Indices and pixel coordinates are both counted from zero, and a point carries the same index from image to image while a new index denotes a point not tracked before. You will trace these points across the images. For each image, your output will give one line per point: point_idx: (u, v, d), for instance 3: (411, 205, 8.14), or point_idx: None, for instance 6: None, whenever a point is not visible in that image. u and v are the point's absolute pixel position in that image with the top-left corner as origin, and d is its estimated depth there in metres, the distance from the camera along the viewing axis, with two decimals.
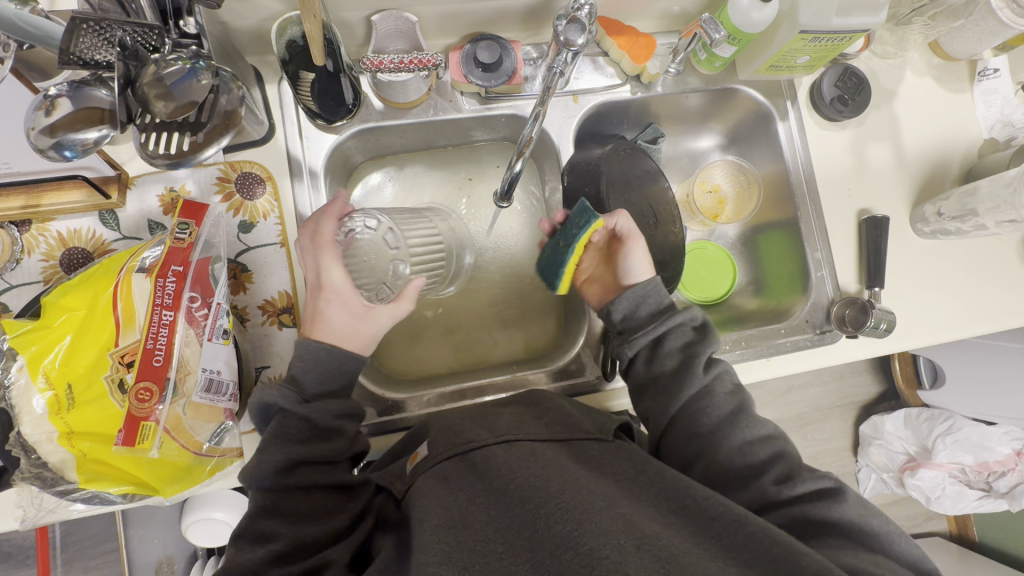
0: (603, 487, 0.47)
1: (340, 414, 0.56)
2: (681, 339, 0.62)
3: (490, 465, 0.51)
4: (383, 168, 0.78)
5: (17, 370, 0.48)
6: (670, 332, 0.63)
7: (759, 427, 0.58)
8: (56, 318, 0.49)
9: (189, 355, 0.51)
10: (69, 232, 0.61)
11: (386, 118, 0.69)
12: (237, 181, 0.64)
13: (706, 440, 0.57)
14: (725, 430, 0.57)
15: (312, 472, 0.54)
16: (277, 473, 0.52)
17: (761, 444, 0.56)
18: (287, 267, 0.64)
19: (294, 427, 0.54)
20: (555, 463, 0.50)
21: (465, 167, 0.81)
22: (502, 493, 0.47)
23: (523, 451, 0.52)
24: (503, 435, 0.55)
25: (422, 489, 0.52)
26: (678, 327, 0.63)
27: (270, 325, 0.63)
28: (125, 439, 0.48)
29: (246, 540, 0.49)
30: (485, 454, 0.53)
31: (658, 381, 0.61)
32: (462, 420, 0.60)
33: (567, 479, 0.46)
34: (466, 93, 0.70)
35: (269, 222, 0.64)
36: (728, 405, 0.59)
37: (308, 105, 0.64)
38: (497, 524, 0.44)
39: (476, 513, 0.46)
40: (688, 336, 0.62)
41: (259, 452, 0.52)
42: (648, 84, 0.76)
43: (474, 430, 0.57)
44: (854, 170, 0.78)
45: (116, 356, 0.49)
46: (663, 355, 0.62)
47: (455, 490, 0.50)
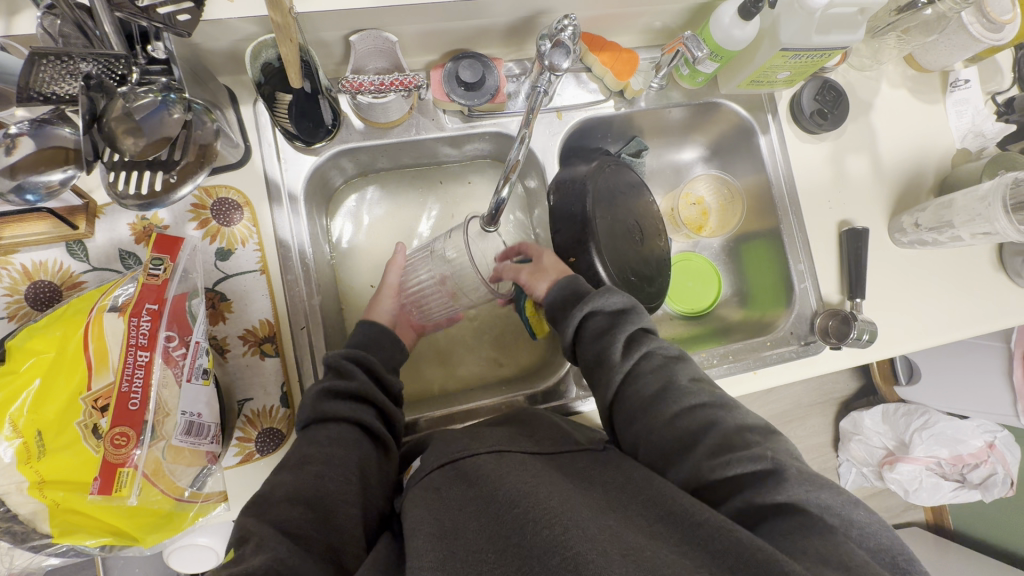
0: (590, 500, 0.46)
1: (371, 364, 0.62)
2: (601, 325, 0.61)
3: (479, 472, 0.49)
4: (365, 187, 0.77)
5: None
6: (588, 320, 0.62)
7: (689, 397, 0.56)
8: (24, 361, 0.47)
9: (166, 397, 0.49)
10: (34, 264, 0.58)
11: (366, 138, 0.68)
12: (213, 207, 0.62)
13: (640, 418, 0.57)
14: (653, 404, 0.56)
15: (358, 408, 0.58)
16: (333, 400, 0.57)
17: (691, 415, 0.55)
18: (268, 294, 0.62)
19: (341, 367, 0.60)
20: (544, 474, 0.49)
21: (449, 184, 0.80)
22: (491, 500, 0.45)
23: (513, 460, 0.51)
24: (495, 445, 0.53)
25: (414, 498, 0.50)
26: (594, 314, 0.62)
27: (251, 355, 0.61)
28: (101, 487, 0.45)
29: (273, 512, 0.46)
30: (476, 462, 0.51)
31: (590, 372, 0.62)
32: (454, 433, 0.58)
33: (559, 491, 0.46)
34: (448, 111, 0.69)
35: (247, 248, 0.62)
36: (656, 382, 0.58)
37: (284, 127, 0.62)
38: (489, 533, 0.43)
39: (466, 520, 0.45)
40: (606, 321, 0.61)
41: (318, 386, 0.58)
42: (631, 99, 0.75)
43: (465, 440, 0.55)
44: (835, 183, 0.79)
45: (90, 400, 0.47)
46: (588, 344, 0.62)
47: (447, 501, 0.48)
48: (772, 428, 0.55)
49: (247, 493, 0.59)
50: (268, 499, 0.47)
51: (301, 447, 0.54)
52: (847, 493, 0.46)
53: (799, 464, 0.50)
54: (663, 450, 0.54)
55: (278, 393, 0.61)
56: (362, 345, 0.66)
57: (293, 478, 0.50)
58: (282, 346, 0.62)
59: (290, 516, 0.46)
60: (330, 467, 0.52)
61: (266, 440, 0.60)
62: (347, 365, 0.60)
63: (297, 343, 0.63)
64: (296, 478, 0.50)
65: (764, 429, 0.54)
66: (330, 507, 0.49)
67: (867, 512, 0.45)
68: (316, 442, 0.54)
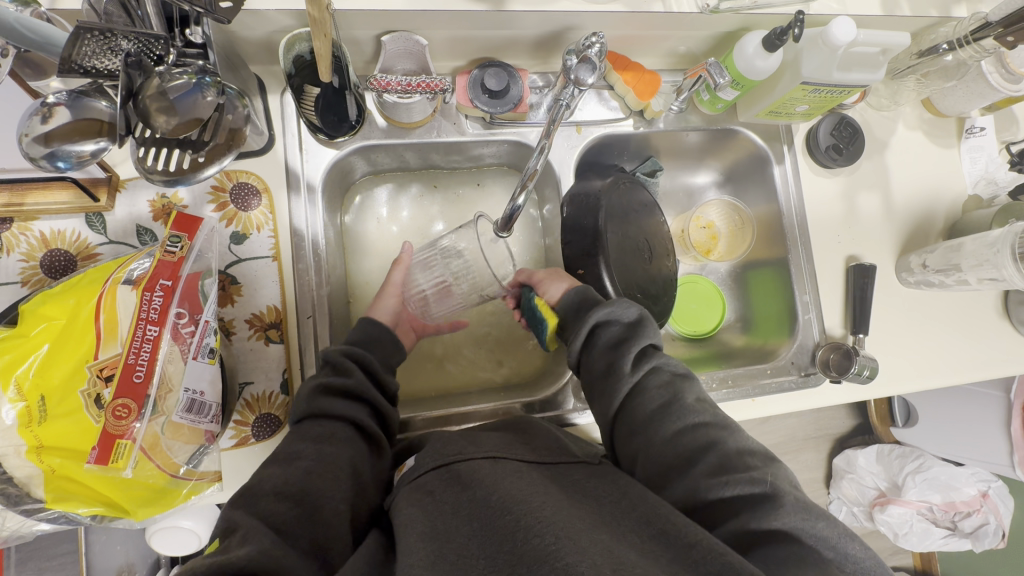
0: (582, 511, 0.46)
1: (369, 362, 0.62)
2: (612, 336, 0.61)
3: (474, 476, 0.50)
4: (382, 184, 0.78)
5: None
6: (599, 330, 0.62)
7: (692, 416, 0.56)
8: (35, 326, 0.47)
9: (171, 371, 0.50)
10: (53, 232, 0.59)
11: (387, 137, 0.69)
12: (232, 191, 0.63)
13: (644, 433, 0.57)
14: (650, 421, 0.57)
15: (350, 407, 0.58)
16: (324, 397, 0.57)
17: (694, 434, 0.55)
18: (278, 282, 0.63)
19: (340, 363, 0.61)
20: (540, 484, 0.49)
21: (463, 189, 0.81)
22: (484, 504, 0.46)
23: (509, 468, 0.51)
24: (490, 451, 0.54)
25: (407, 498, 0.50)
26: (606, 325, 0.62)
27: (256, 340, 0.62)
28: (98, 457, 0.46)
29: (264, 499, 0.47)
30: (470, 466, 0.51)
31: (595, 383, 0.61)
32: (449, 433, 0.58)
33: (553, 500, 0.46)
34: (470, 117, 0.70)
35: (262, 234, 0.63)
36: (660, 399, 0.58)
37: (309, 119, 0.63)
38: (479, 538, 0.43)
39: (458, 524, 0.45)
40: (618, 333, 0.62)
41: (314, 381, 0.58)
42: (650, 120, 0.77)
43: (461, 442, 0.56)
44: (845, 218, 0.80)
45: (95, 369, 0.47)
46: (598, 354, 0.62)
47: (440, 503, 0.48)
48: (774, 455, 0.54)
49: (241, 477, 0.59)
50: (254, 492, 0.48)
51: (292, 439, 0.54)
52: (839, 526, 0.46)
53: (787, 487, 0.50)
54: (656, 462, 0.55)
55: (279, 379, 0.62)
56: (366, 340, 0.67)
57: (282, 472, 0.50)
58: (286, 334, 0.63)
59: (277, 510, 0.47)
60: (319, 462, 0.52)
61: (263, 426, 0.60)
62: (346, 361, 0.61)
63: (302, 331, 0.63)
64: (285, 471, 0.50)
65: (757, 454, 0.54)
66: (318, 501, 0.49)
67: (864, 548, 0.46)
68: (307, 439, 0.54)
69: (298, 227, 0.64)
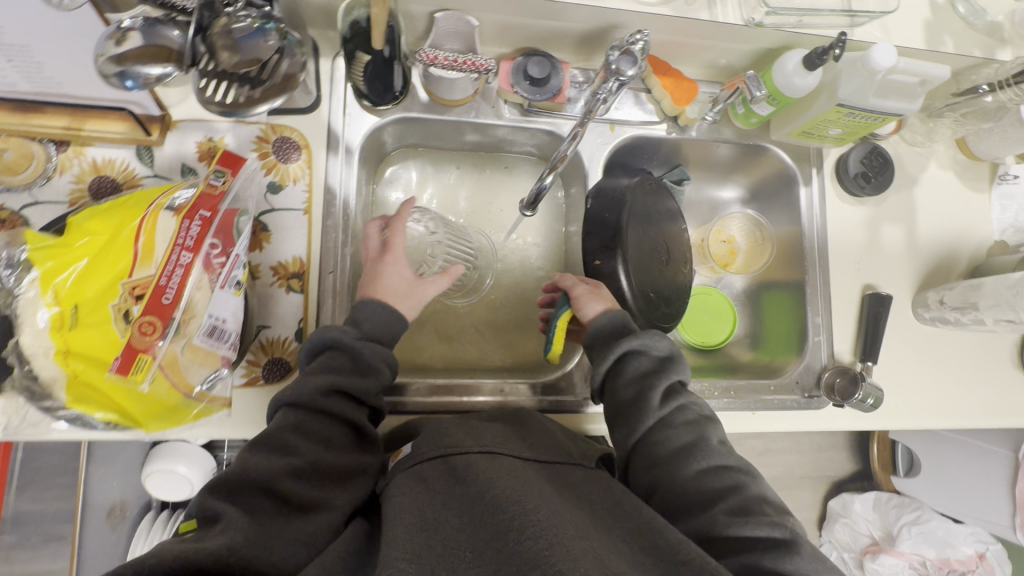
0: (576, 516, 0.47)
1: (385, 361, 0.60)
2: (642, 368, 0.62)
3: (471, 471, 0.50)
4: (415, 159, 0.81)
5: (29, 282, 0.48)
6: (630, 359, 0.62)
7: (716, 457, 0.57)
8: (78, 239, 0.50)
9: (198, 298, 0.52)
10: (104, 160, 0.62)
11: (428, 111, 0.71)
12: (275, 143, 0.66)
13: (663, 468, 0.57)
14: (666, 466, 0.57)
15: (344, 403, 0.56)
16: (321, 392, 0.54)
17: (717, 476, 0.56)
18: (306, 235, 0.66)
19: (356, 355, 0.58)
20: (535, 483, 0.49)
21: (493, 173, 0.83)
22: (477, 501, 0.46)
23: (505, 465, 0.52)
24: (486, 445, 0.54)
25: (400, 486, 0.51)
26: (638, 354, 0.62)
27: (278, 286, 0.64)
28: (120, 367, 0.49)
29: (249, 484, 0.48)
30: (466, 460, 0.52)
31: (619, 411, 0.61)
32: (449, 424, 0.59)
33: (546, 500, 0.46)
34: (509, 102, 0.73)
35: (297, 187, 0.66)
36: (686, 435, 0.58)
37: (357, 85, 0.67)
38: (468, 534, 0.44)
39: (449, 517, 0.46)
40: (648, 364, 0.62)
41: (327, 378, 0.55)
42: (683, 127, 0.78)
43: (460, 435, 0.56)
44: (866, 247, 0.80)
45: (128, 287, 0.49)
46: (624, 384, 0.62)
47: (434, 495, 0.49)
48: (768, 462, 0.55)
49: (246, 417, 0.61)
50: (241, 480, 0.48)
51: (284, 428, 0.52)
52: None
53: None
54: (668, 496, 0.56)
55: (294, 326, 0.64)
56: None
57: (276, 462, 0.50)
58: (307, 285, 0.65)
59: (258, 504, 0.47)
60: (314, 466, 0.52)
61: (272, 369, 0.62)
62: (367, 360, 0.58)
63: (322, 284, 0.65)
64: (279, 463, 0.50)
65: None
66: (305, 500, 0.50)
67: None
68: (297, 433, 0.53)
69: (332, 186, 0.67)
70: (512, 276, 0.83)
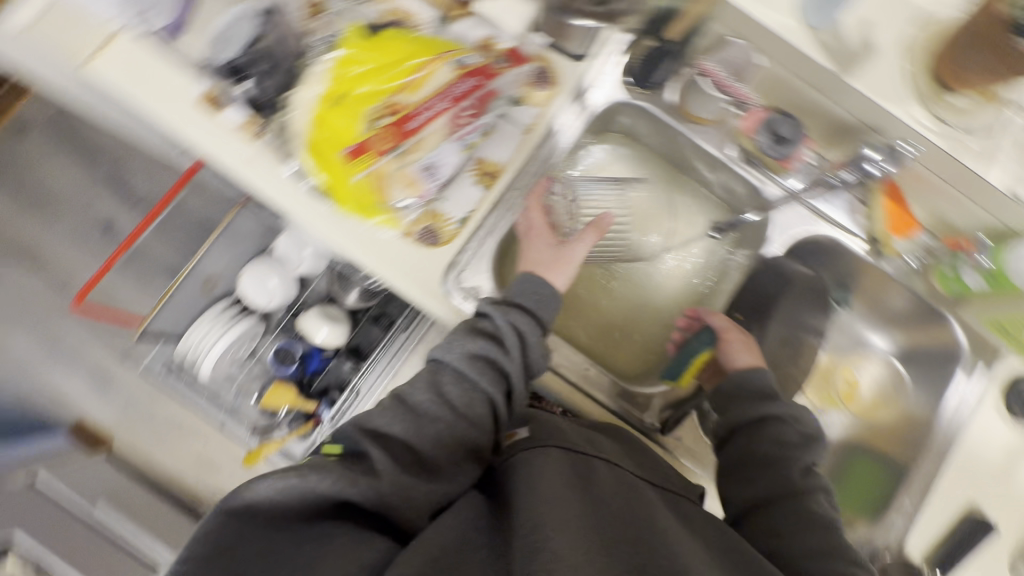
0: (699, 550, 0.52)
1: (513, 327, 0.63)
2: (784, 435, 0.64)
3: (598, 476, 0.57)
4: (620, 144, 0.83)
5: (331, 61, 0.60)
6: (774, 421, 0.65)
7: (841, 543, 0.57)
8: (380, 49, 0.61)
9: (429, 139, 0.61)
10: (403, 9, 0.68)
11: (666, 112, 0.75)
12: (537, 69, 0.71)
13: (786, 531, 0.58)
14: (750, 462, 0.63)
15: (485, 370, 0.62)
16: (461, 355, 0.62)
17: (843, 555, 0.56)
18: (514, 150, 0.71)
19: (498, 332, 0.64)
20: (651, 508, 0.55)
21: (679, 196, 0.84)
22: (601, 507, 0.53)
23: (625, 479, 0.58)
24: (606, 455, 0.61)
25: (525, 460, 0.58)
26: (784, 421, 0.65)
27: (470, 176, 0.69)
28: (350, 153, 0.59)
29: (359, 459, 0.56)
30: (592, 464, 0.58)
31: (745, 466, 0.63)
32: (566, 426, 0.65)
33: (671, 530, 0.52)
34: (737, 143, 0.75)
35: (530, 110, 0.71)
36: (813, 510, 0.59)
37: (627, 61, 0.73)
38: (595, 531, 0.50)
39: (571, 505, 0.52)
40: (793, 437, 0.64)
41: (476, 349, 0.62)
42: (880, 254, 0.76)
43: (579, 439, 0.62)
44: (1001, 475, 0.71)
45: (389, 102, 0.59)
46: (762, 439, 0.64)
47: (563, 482, 0.55)
48: None
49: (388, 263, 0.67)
50: (370, 427, 0.58)
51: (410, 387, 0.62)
52: None
53: None
54: (772, 544, 0.59)
55: (462, 211, 0.68)
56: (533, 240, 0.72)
57: (408, 423, 0.59)
58: (494, 184, 0.70)
59: (395, 448, 0.58)
60: (437, 427, 0.60)
61: (429, 236, 0.67)
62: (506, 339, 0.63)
63: (501, 195, 0.71)
64: (415, 419, 0.60)
65: None
66: (426, 456, 0.59)
67: None
68: (423, 395, 0.61)
69: (555, 125, 0.73)
70: (641, 292, 0.83)
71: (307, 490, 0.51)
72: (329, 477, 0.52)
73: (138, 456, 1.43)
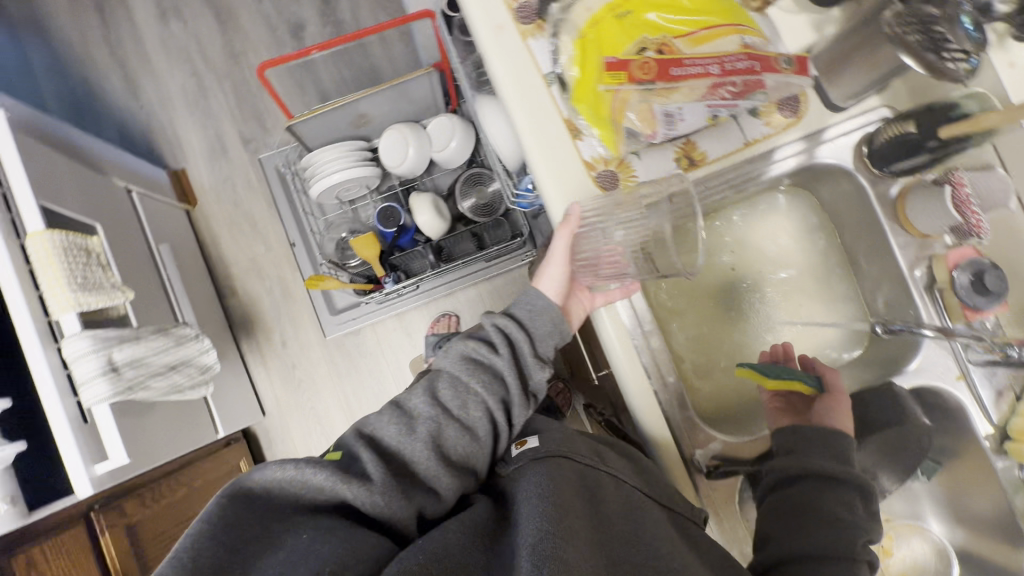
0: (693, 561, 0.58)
1: (508, 348, 0.76)
2: (847, 504, 0.61)
3: (601, 490, 0.65)
4: (809, 207, 0.81)
5: None
6: (840, 487, 0.62)
7: None
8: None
9: (682, 90, 0.61)
10: None
11: (879, 200, 0.72)
12: (788, 97, 0.71)
13: None
14: (812, 512, 0.61)
15: (484, 377, 0.74)
16: (460, 361, 0.74)
17: None
18: (726, 151, 0.71)
19: (460, 365, 0.74)
20: (654, 521, 0.62)
21: (833, 283, 0.81)
22: (598, 514, 0.61)
23: (627, 496, 0.66)
24: (607, 466, 0.69)
25: (529, 467, 0.68)
26: (849, 491, 0.62)
27: (673, 151, 0.70)
28: (610, 62, 0.63)
29: (349, 467, 0.66)
30: (595, 476, 0.67)
31: (791, 508, 0.62)
32: (579, 441, 0.74)
33: (667, 540, 0.60)
34: (930, 268, 0.71)
35: (762, 125, 0.71)
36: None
37: (880, 132, 0.69)
38: (592, 537, 0.58)
39: (574, 504, 0.60)
40: (858, 508, 0.61)
41: (468, 361, 0.75)
42: (1000, 450, 0.70)
43: (585, 453, 0.71)
44: None
45: (665, 39, 0.61)
46: (822, 495, 0.62)
47: (567, 484, 0.64)
48: None
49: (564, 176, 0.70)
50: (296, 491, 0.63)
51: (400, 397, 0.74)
52: None
53: None
54: None
55: (647, 177, 0.70)
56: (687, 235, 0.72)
57: (398, 433, 0.69)
58: (690, 170, 0.71)
59: (392, 461, 0.68)
60: (420, 436, 0.69)
61: (609, 176, 0.70)
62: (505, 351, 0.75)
63: (690, 182, 0.71)
64: (411, 441, 0.69)
65: None
66: (401, 467, 0.68)
67: None
68: (413, 405, 0.72)
69: (775, 153, 0.72)
70: (742, 344, 0.80)
71: (325, 490, 0.62)
72: (341, 473, 0.64)
73: (208, 228, 1.52)
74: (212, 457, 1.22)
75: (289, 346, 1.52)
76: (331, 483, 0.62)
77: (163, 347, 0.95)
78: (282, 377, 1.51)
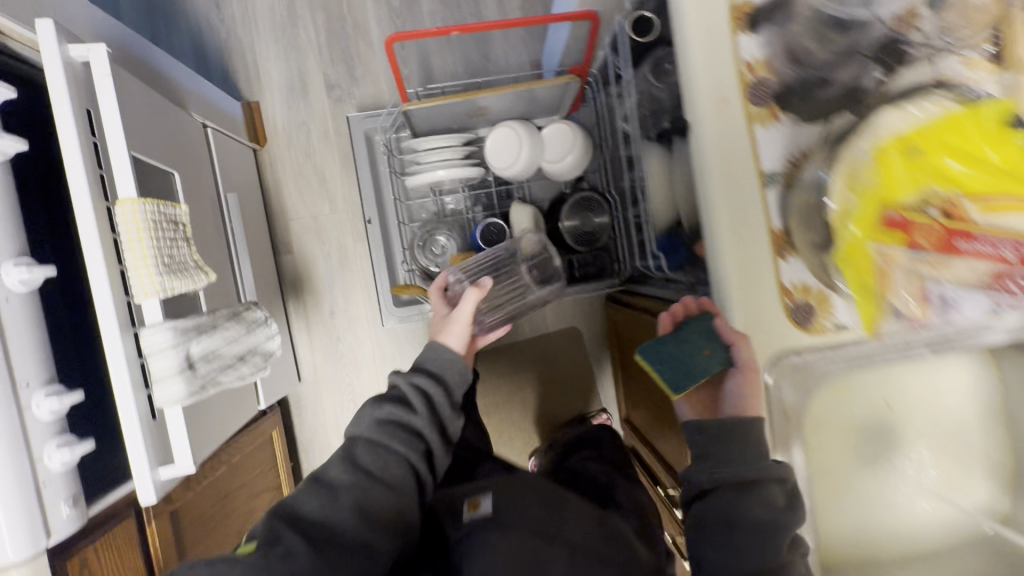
0: None
1: (385, 413, 0.77)
2: (772, 497, 0.61)
3: None
4: (997, 369, 0.71)
5: (926, 108, 0.52)
6: (764, 488, 0.62)
7: None
8: (1005, 141, 0.50)
9: (975, 269, 0.51)
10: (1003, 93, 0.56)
11: None
12: None
13: None
14: (737, 525, 0.63)
15: (392, 436, 0.75)
16: (371, 424, 0.76)
17: None
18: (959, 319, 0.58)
19: (381, 423, 0.76)
20: None
21: (1002, 456, 0.71)
22: None
23: None
24: (557, 537, 0.72)
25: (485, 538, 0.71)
26: (773, 487, 0.62)
27: None
28: (896, 222, 0.52)
29: (265, 544, 0.62)
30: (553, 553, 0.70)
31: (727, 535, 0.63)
32: (534, 501, 0.77)
33: None
34: None
35: None
36: None
37: None
38: None
39: None
40: (776, 498, 0.61)
41: (362, 432, 0.75)
42: None
43: (537, 512, 0.76)
44: None
45: (969, 203, 0.50)
46: (753, 500, 0.62)
47: (510, 538, 0.71)
48: None
49: (748, 296, 0.61)
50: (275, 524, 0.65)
51: (334, 458, 0.73)
52: None
53: None
54: None
55: (844, 321, 0.61)
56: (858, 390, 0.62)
57: (326, 501, 0.67)
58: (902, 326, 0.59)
59: (315, 526, 0.65)
60: (365, 491, 0.69)
61: (805, 310, 0.60)
62: (388, 406, 0.77)
63: (892, 336, 0.61)
64: (330, 501, 0.67)
65: None
66: (336, 534, 0.65)
67: None
68: (341, 462, 0.72)
69: (1002, 322, 0.60)
70: (885, 505, 0.71)
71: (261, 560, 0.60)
72: (269, 538, 0.62)
73: (273, 173, 1.40)
74: (249, 430, 1.18)
75: (336, 317, 1.44)
76: (254, 558, 0.60)
77: (235, 336, 0.87)
78: (324, 347, 1.45)
